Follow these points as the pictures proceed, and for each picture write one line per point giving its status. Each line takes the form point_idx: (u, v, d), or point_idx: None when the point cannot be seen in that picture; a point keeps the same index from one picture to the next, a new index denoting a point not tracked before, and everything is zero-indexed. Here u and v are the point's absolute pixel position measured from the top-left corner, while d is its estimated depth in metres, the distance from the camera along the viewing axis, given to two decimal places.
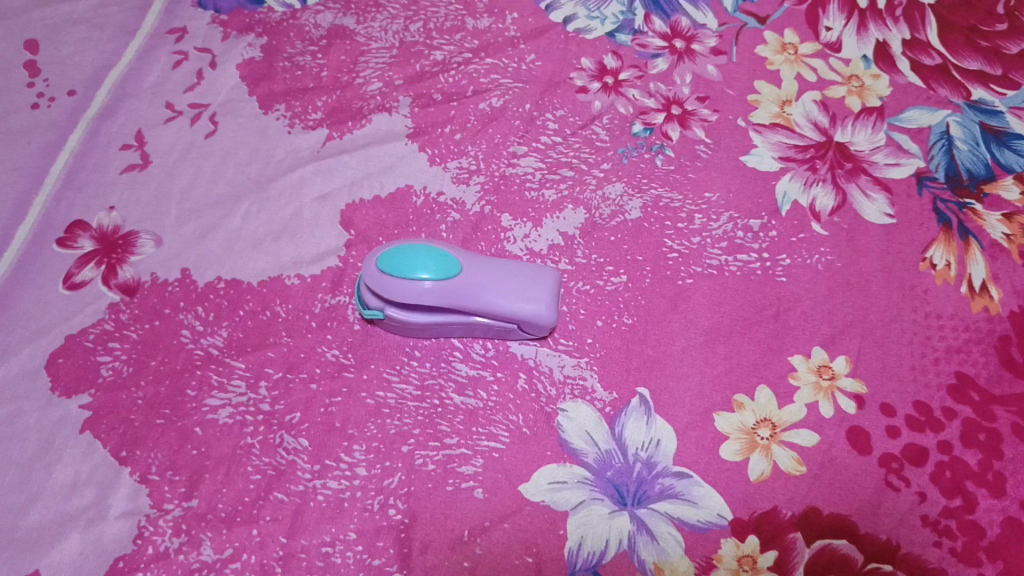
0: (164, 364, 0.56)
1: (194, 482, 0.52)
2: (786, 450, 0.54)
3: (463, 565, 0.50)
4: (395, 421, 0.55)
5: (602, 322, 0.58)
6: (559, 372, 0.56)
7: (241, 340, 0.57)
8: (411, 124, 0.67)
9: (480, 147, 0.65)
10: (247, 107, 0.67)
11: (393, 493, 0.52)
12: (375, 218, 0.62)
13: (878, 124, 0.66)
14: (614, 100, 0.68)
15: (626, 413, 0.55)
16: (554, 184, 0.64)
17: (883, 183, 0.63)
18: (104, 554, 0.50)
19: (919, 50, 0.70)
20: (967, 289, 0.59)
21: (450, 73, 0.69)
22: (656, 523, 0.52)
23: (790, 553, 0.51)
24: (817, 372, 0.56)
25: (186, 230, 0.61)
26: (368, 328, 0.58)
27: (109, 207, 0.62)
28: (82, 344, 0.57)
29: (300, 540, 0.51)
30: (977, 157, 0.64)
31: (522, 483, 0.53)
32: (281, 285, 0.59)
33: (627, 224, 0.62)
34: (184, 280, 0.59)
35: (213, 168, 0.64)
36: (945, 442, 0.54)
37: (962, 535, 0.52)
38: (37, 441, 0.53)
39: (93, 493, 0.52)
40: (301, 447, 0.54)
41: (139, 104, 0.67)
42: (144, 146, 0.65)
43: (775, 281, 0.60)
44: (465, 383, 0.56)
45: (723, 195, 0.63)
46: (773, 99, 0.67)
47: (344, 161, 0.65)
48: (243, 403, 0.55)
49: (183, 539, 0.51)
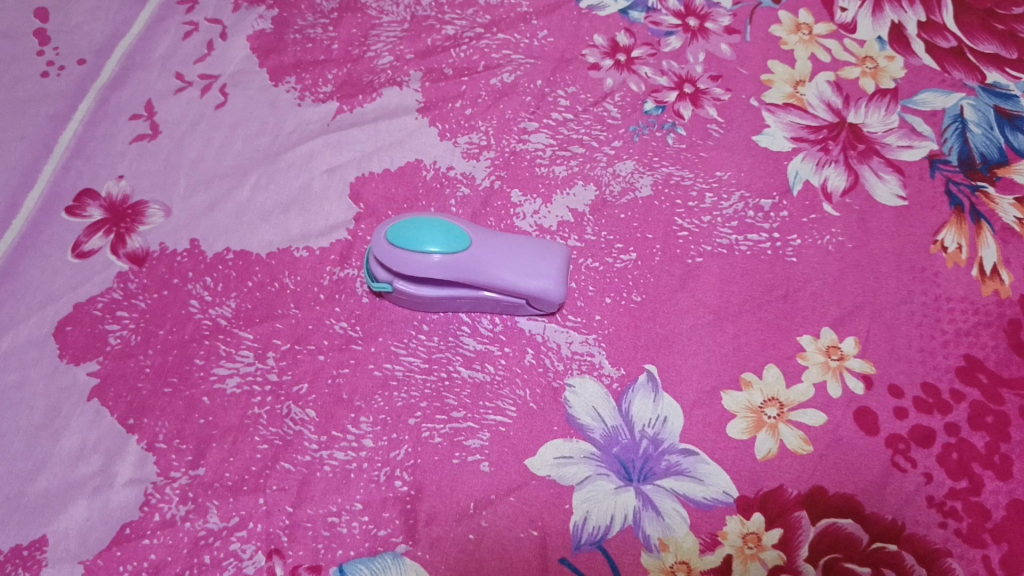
0: (172, 334, 0.56)
1: (201, 451, 0.53)
2: (793, 429, 0.54)
3: (469, 537, 0.50)
4: (402, 394, 0.55)
5: (611, 299, 0.58)
6: (567, 348, 0.56)
7: (249, 311, 0.57)
8: (422, 99, 0.66)
9: (491, 123, 0.65)
10: (257, 79, 0.67)
11: (399, 465, 0.52)
12: (384, 192, 0.62)
13: (891, 106, 0.66)
14: (626, 78, 0.67)
15: (634, 390, 0.55)
16: (564, 160, 0.64)
17: (895, 165, 0.63)
18: (111, 521, 0.50)
19: (934, 32, 0.69)
20: (978, 272, 0.59)
21: (462, 47, 0.68)
22: (661, 499, 0.52)
23: (795, 531, 0.51)
24: (826, 352, 0.56)
25: (196, 201, 0.61)
26: (376, 301, 0.58)
27: (118, 177, 0.62)
28: (90, 313, 0.57)
29: (306, 509, 0.51)
30: (990, 140, 0.64)
31: (529, 458, 0.53)
32: (290, 257, 0.59)
33: (637, 201, 0.62)
34: (192, 250, 0.59)
35: (222, 139, 0.64)
36: (953, 424, 0.54)
37: (968, 517, 0.52)
38: (44, 409, 0.53)
39: (100, 461, 0.52)
40: (308, 418, 0.54)
41: (149, 74, 0.66)
42: (153, 117, 0.65)
43: (785, 261, 0.59)
44: (473, 358, 0.56)
45: (734, 174, 0.63)
46: (786, 79, 0.67)
47: (354, 134, 0.65)
48: (251, 374, 0.55)
49: (190, 507, 0.51)
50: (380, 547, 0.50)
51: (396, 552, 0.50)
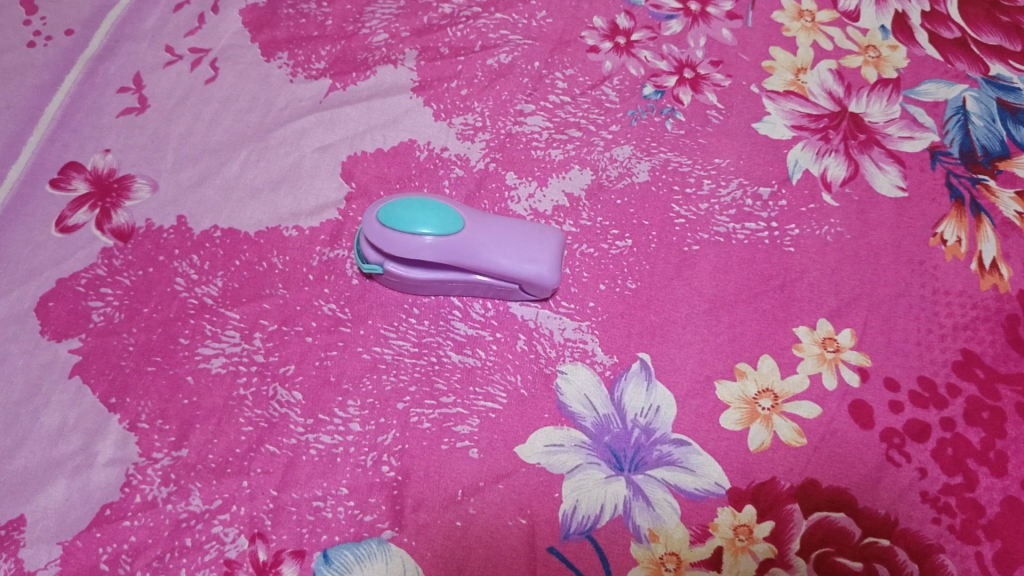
0: (157, 312, 0.55)
1: (184, 431, 0.52)
2: (787, 421, 0.53)
3: (456, 524, 0.50)
4: (391, 377, 0.54)
5: (606, 286, 0.57)
6: (559, 334, 0.55)
7: (236, 290, 0.56)
8: (417, 78, 0.65)
9: (487, 104, 0.64)
10: (249, 54, 0.65)
11: (387, 450, 0.51)
12: (376, 172, 0.61)
13: (893, 96, 0.65)
14: (625, 61, 0.66)
15: (626, 378, 0.54)
16: (561, 144, 0.62)
17: (896, 156, 0.62)
18: (90, 501, 0.49)
19: (938, 23, 0.68)
20: (977, 266, 0.58)
21: (459, 26, 0.67)
22: (652, 489, 0.51)
23: (787, 524, 0.50)
24: (822, 344, 0.55)
25: (184, 177, 0.60)
26: (367, 282, 0.57)
27: (105, 150, 0.61)
28: (74, 289, 0.55)
29: (291, 493, 0.50)
30: (992, 133, 0.63)
31: (519, 445, 0.52)
32: (279, 236, 0.58)
33: (635, 187, 0.61)
34: (179, 227, 0.58)
35: (212, 114, 0.63)
36: (949, 418, 0.53)
37: (962, 512, 0.51)
38: (24, 385, 0.52)
39: (80, 440, 0.51)
40: (295, 400, 0.53)
41: (138, 46, 0.65)
42: (142, 90, 0.63)
43: (783, 250, 0.59)
44: (464, 343, 0.55)
45: (733, 162, 0.62)
46: (788, 66, 0.66)
47: (347, 112, 0.63)
48: (237, 354, 0.54)
49: (172, 489, 0.50)
50: (366, 533, 0.49)
51: (382, 538, 0.49)
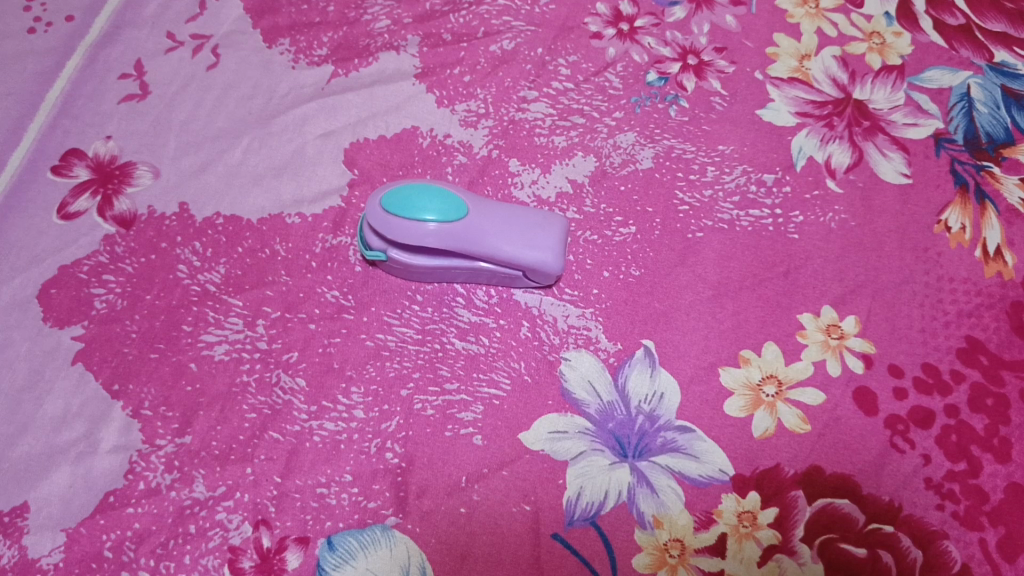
0: (160, 299, 0.55)
1: (187, 418, 0.51)
2: (791, 408, 0.53)
3: (460, 511, 0.50)
4: (394, 364, 0.53)
5: (609, 273, 0.57)
6: (563, 321, 0.55)
7: (239, 277, 0.56)
8: (419, 64, 0.65)
9: (489, 91, 0.64)
10: (251, 41, 0.65)
11: (391, 437, 0.51)
12: (379, 158, 0.61)
13: (898, 82, 0.64)
14: (628, 48, 0.66)
15: (630, 365, 0.54)
16: (564, 130, 0.62)
17: (900, 143, 0.62)
18: (94, 488, 0.49)
19: (943, 9, 0.68)
20: (982, 254, 0.58)
21: (461, 12, 0.67)
22: (656, 476, 0.51)
23: (791, 510, 0.50)
24: (826, 331, 0.55)
25: (186, 163, 0.60)
26: (369, 269, 0.57)
27: (106, 137, 0.61)
28: (76, 276, 0.55)
29: (295, 480, 0.50)
30: (997, 120, 0.63)
31: (523, 432, 0.52)
32: (282, 223, 0.58)
33: (638, 173, 0.60)
34: (181, 214, 0.58)
35: (213, 101, 0.62)
36: (953, 405, 0.53)
37: (965, 499, 0.51)
38: (27, 371, 0.52)
39: (83, 426, 0.51)
40: (298, 387, 0.52)
41: (139, 32, 0.65)
42: (143, 76, 0.63)
43: (787, 237, 0.58)
44: (467, 330, 0.55)
45: (736, 149, 0.62)
46: (792, 53, 0.66)
47: (349, 99, 0.63)
48: (240, 341, 0.54)
49: (176, 476, 0.50)
50: (370, 519, 0.49)
51: (386, 524, 0.49)
